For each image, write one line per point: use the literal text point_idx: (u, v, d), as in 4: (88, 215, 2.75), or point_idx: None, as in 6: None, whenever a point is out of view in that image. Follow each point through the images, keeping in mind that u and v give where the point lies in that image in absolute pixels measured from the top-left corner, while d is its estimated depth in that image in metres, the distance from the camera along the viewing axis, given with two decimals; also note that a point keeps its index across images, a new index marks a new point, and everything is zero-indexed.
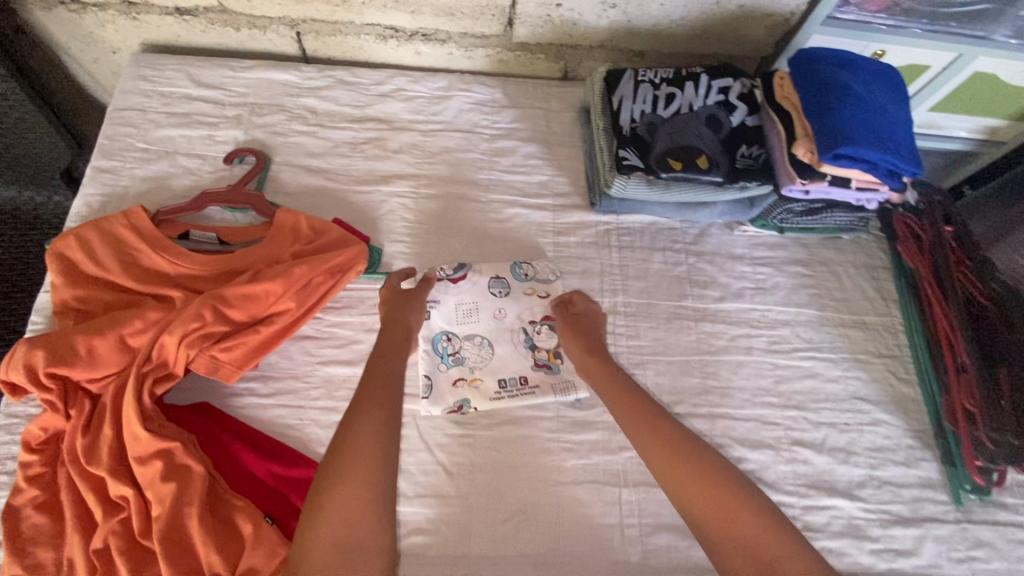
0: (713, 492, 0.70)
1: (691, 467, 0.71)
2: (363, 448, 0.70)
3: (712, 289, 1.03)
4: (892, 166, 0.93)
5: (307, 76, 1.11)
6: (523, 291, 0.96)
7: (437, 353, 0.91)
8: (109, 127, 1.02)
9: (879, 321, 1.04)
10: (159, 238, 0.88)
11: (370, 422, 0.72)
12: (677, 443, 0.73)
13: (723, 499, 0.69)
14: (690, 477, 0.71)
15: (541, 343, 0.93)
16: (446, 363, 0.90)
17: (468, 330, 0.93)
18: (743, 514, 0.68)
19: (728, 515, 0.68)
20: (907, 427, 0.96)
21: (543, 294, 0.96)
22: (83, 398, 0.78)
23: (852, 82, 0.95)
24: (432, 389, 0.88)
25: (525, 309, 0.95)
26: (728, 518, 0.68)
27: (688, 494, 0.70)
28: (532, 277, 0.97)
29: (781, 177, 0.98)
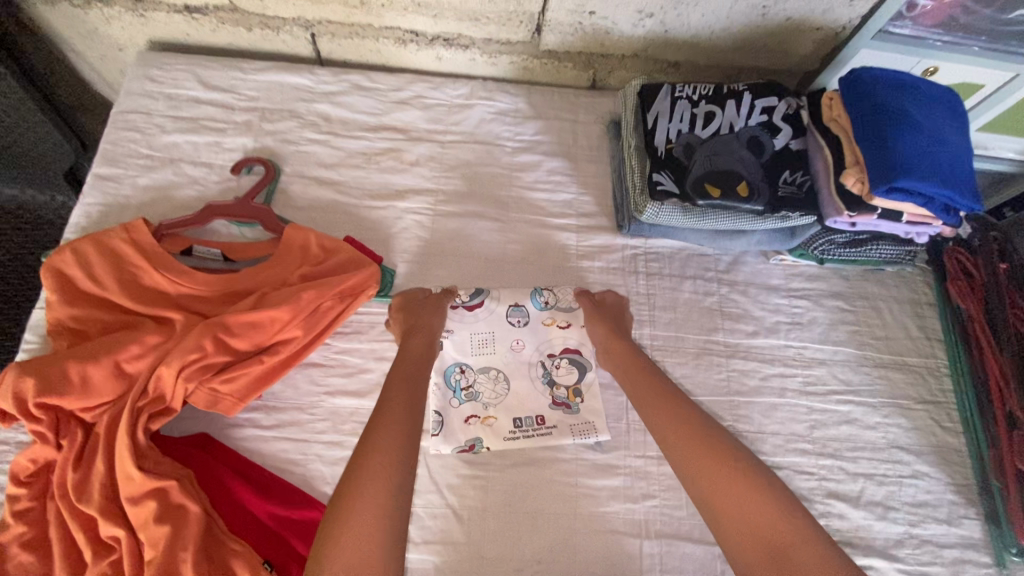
0: (732, 481, 0.65)
1: (710, 453, 0.68)
2: (387, 445, 0.64)
3: (745, 322, 0.96)
4: (949, 201, 0.85)
5: (321, 80, 1.05)
6: (542, 321, 0.90)
7: (449, 387, 0.85)
8: (112, 131, 0.97)
9: (923, 363, 0.97)
10: (160, 255, 0.83)
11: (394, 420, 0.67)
12: (698, 428, 0.71)
13: (744, 491, 0.65)
14: (708, 464, 0.67)
15: (559, 379, 0.87)
16: (458, 398, 0.85)
17: (483, 361, 0.87)
18: (762, 503, 0.64)
19: (747, 507, 0.64)
20: (950, 481, 0.89)
21: (565, 324, 0.90)
22: (76, 428, 0.73)
23: (908, 107, 0.87)
24: (443, 425, 0.83)
25: (543, 340, 0.89)
26: (744, 509, 0.64)
27: (706, 483, 0.66)
28: (552, 305, 0.90)
29: (825, 208, 0.91)
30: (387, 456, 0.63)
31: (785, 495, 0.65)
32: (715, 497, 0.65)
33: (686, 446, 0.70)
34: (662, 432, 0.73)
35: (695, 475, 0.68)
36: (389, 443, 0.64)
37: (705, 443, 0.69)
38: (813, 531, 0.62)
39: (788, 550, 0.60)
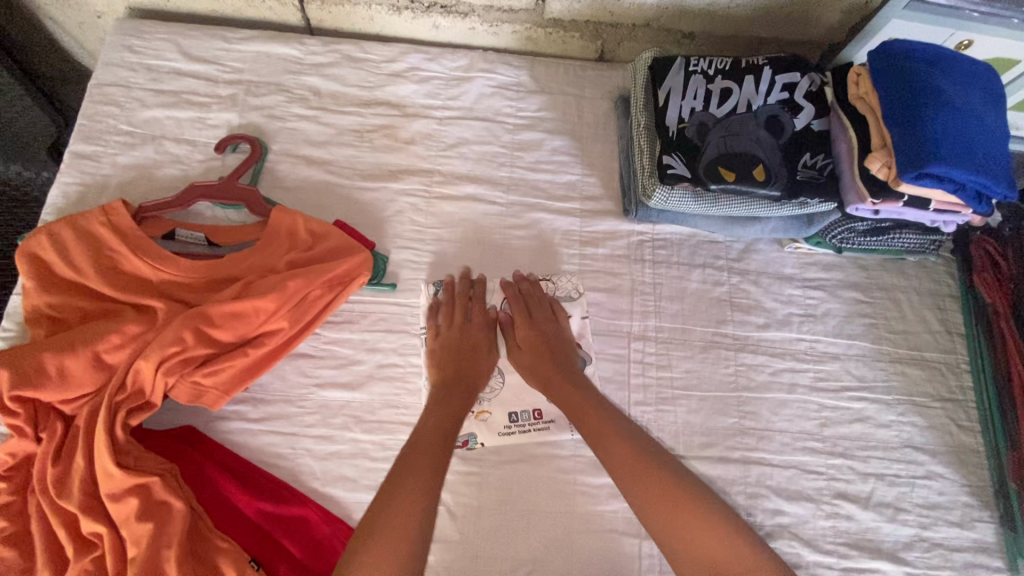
0: (682, 509, 0.67)
1: (665, 486, 0.69)
2: (415, 485, 0.66)
3: (756, 314, 0.92)
4: (981, 188, 0.80)
5: (311, 51, 0.98)
6: None
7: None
8: (89, 105, 0.91)
9: (942, 359, 0.92)
10: (139, 239, 0.79)
11: (420, 466, 0.68)
12: (647, 456, 0.71)
13: (695, 517, 0.66)
14: (662, 498, 0.68)
15: None
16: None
17: None
18: (715, 533, 0.65)
19: (698, 534, 0.66)
20: (964, 482, 0.86)
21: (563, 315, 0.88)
22: (55, 421, 0.71)
23: (942, 85, 0.80)
24: None
25: None
26: (692, 535, 0.66)
27: (655, 511, 0.68)
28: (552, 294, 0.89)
29: (848, 194, 0.85)
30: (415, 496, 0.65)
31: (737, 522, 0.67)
32: (665, 525, 0.67)
33: (641, 477, 0.70)
34: (608, 458, 0.72)
35: (649, 508, 0.68)
36: (416, 484, 0.66)
37: (651, 470, 0.70)
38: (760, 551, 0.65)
39: None
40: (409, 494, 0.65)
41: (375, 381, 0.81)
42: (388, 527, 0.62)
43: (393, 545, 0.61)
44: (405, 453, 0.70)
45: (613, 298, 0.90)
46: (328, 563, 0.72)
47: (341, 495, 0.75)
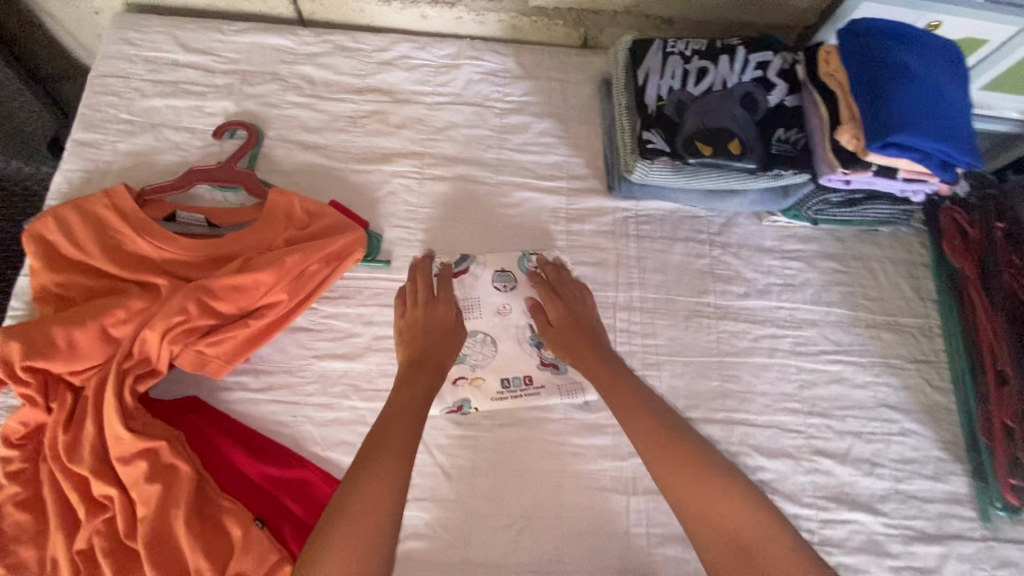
0: (712, 492, 0.65)
1: (694, 470, 0.67)
2: (384, 463, 0.65)
3: (736, 284, 0.96)
4: (947, 156, 0.83)
5: (304, 41, 1.02)
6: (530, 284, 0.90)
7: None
8: (90, 95, 0.94)
9: (915, 323, 0.97)
10: (142, 220, 0.82)
11: (390, 445, 0.67)
12: (678, 440, 0.70)
13: (726, 501, 0.65)
14: (691, 481, 0.67)
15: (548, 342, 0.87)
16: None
17: (469, 326, 0.87)
18: (736, 510, 0.64)
19: (727, 518, 0.64)
20: (938, 438, 0.90)
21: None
22: (65, 391, 0.74)
23: (905, 60, 0.85)
24: None
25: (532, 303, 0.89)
26: (718, 514, 0.64)
27: (677, 488, 0.67)
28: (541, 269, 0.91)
29: (820, 165, 0.89)
30: (381, 473, 0.64)
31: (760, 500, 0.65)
32: (692, 506, 0.65)
33: (670, 461, 0.68)
34: (634, 434, 0.72)
35: (679, 494, 0.66)
36: (385, 462, 0.65)
37: (678, 450, 0.69)
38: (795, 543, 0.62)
39: (760, 558, 0.61)
40: (377, 473, 0.64)
41: (372, 352, 0.84)
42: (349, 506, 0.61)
43: (359, 530, 0.60)
44: (375, 433, 0.69)
45: (599, 272, 0.94)
46: None
47: (341, 459, 0.78)
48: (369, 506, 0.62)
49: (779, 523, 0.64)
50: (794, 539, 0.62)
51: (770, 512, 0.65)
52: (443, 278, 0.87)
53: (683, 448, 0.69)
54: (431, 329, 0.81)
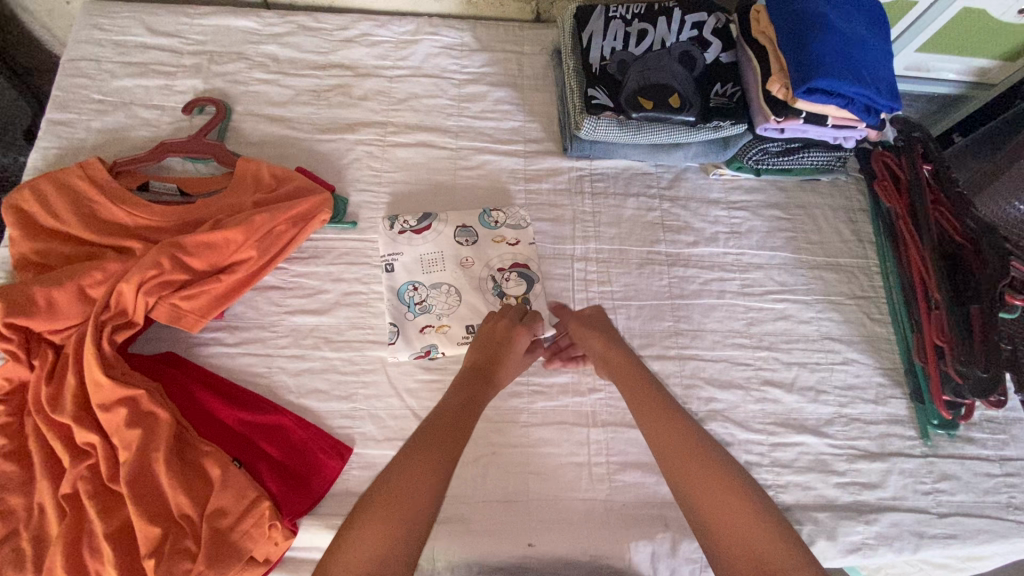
0: (731, 504, 0.66)
1: (715, 478, 0.68)
2: (430, 454, 0.67)
3: (686, 233, 1.02)
4: (869, 101, 0.90)
5: (268, 22, 1.07)
6: (490, 239, 0.95)
7: (404, 301, 0.90)
8: (62, 78, 0.99)
9: (854, 262, 1.03)
10: (115, 188, 0.86)
11: (441, 439, 0.69)
12: (705, 450, 0.71)
13: (746, 514, 0.65)
14: (717, 493, 0.66)
15: (509, 291, 0.93)
16: (413, 312, 0.89)
17: (434, 279, 0.92)
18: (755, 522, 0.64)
19: (746, 531, 0.64)
20: (878, 365, 0.96)
21: (513, 241, 0.96)
22: (47, 349, 0.78)
23: (827, 13, 0.92)
24: (400, 334, 0.88)
25: (492, 257, 0.94)
26: (744, 533, 0.63)
27: (701, 496, 0.67)
28: (502, 224, 0.96)
29: (755, 116, 0.96)
30: (426, 462, 0.66)
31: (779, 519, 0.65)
32: (713, 516, 0.66)
33: (694, 472, 0.69)
34: (660, 445, 0.72)
35: (701, 505, 0.67)
36: (431, 452, 0.67)
37: (713, 470, 0.68)
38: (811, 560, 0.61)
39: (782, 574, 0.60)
40: (421, 470, 0.65)
41: (341, 306, 0.89)
42: (391, 497, 0.63)
43: (392, 516, 0.62)
44: (426, 429, 0.70)
45: (558, 227, 0.99)
46: (304, 462, 0.79)
47: (314, 405, 0.83)
48: (410, 504, 0.63)
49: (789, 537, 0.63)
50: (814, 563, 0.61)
51: (788, 530, 0.64)
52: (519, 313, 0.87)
53: (707, 454, 0.70)
54: (496, 352, 0.81)
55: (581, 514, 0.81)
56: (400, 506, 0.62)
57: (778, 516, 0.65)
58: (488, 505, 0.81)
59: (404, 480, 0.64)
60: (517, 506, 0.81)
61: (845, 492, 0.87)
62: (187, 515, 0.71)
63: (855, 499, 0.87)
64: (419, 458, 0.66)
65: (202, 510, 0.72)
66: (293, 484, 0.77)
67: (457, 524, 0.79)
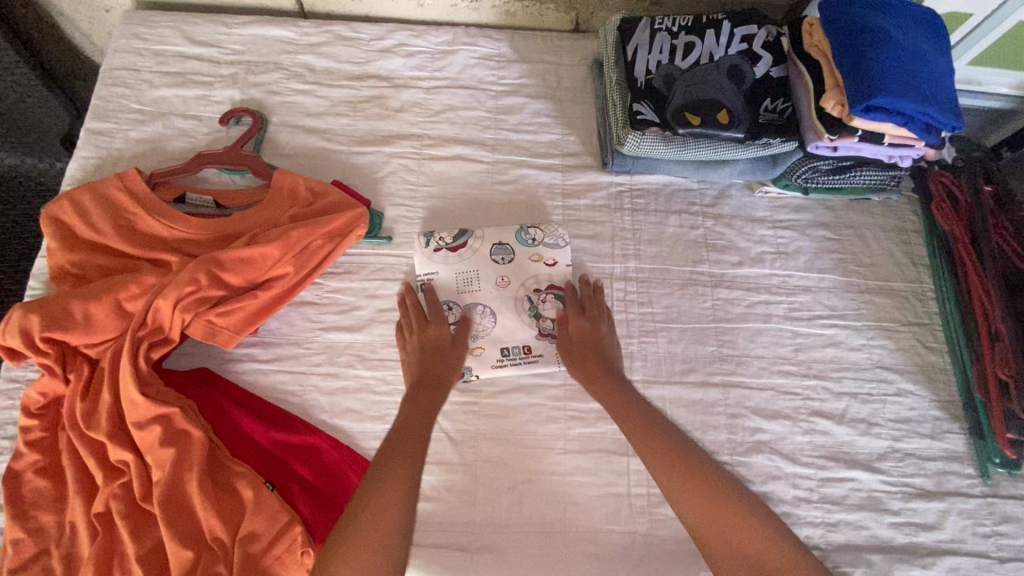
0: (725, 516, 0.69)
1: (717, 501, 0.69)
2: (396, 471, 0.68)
3: (731, 253, 0.98)
4: (931, 119, 0.85)
5: (305, 32, 1.06)
6: (528, 257, 0.92)
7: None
8: (102, 87, 0.99)
9: (907, 287, 0.98)
10: (154, 201, 0.85)
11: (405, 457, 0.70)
12: (674, 442, 0.74)
13: (731, 520, 0.68)
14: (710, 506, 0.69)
15: (546, 313, 0.90)
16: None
17: (468, 298, 0.89)
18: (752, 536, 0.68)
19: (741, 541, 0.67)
20: (934, 398, 0.91)
21: (550, 262, 0.92)
22: (82, 363, 0.77)
23: (886, 27, 0.88)
24: None
25: (530, 277, 0.91)
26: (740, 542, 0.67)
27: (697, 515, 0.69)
28: (538, 242, 0.93)
29: (807, 133, 0.92)
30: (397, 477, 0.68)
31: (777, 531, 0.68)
32: (707, 528, 0.68)
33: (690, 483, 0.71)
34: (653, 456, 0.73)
35: (690, 511, 0.69)
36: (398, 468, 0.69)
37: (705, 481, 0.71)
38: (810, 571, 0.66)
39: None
40: (394, 483, 0.67)
41: (375, 324, 0.87)
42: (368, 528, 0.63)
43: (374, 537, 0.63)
44: (388, 445, 0.72)
45: (596, 244, 0.96)
46: (336, 485, 0.77)
47: (348, 426, 0.81)
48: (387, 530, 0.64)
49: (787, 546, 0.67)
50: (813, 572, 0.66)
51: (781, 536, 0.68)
52: (431, 300, 0.87)
53: (701, 475, 0.71)
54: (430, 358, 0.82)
55: (619, 546, 0.78)
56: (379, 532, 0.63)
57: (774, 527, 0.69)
58: (523, 534, 0.78)
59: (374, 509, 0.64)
60: (555, 537, 0.78)
61: (900, 533, 0.82)
62: (219, 538, 0.70)
63: (911, 541, 0.82)
64: (387, 471, 0.68)
65: (234, 534, 0.70)
66: (326, 509, 0.76)
67: (492, 554, 0.76)
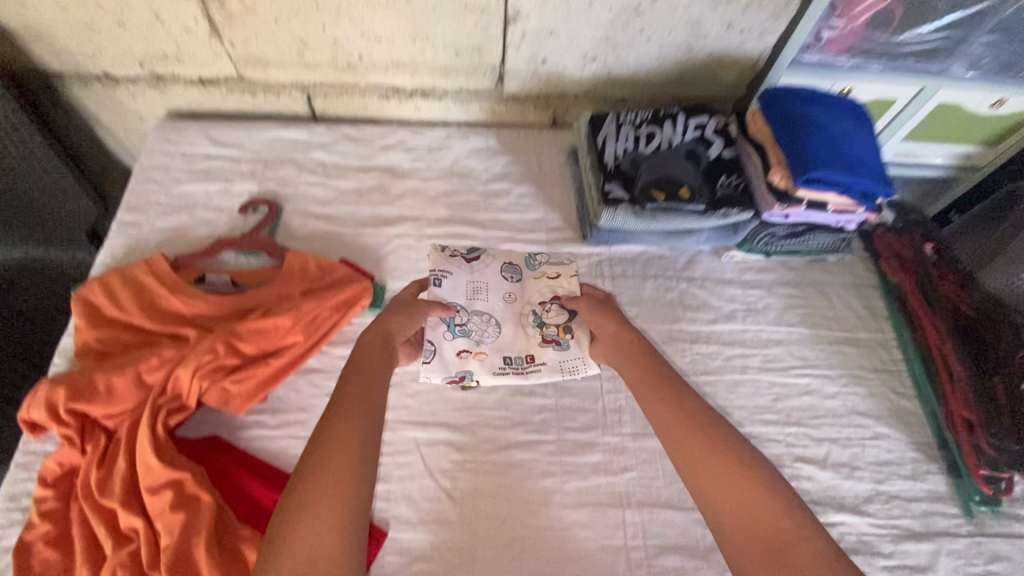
0: (728, 477, 0.66)
1: (726, 468, 0.67)
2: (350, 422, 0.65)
3: (705, 311, 1.06)
4: (866, 188, 0.98)
5: (317, 134, 1.21)
6: (533, 278, 1.01)
7: (444, 322, 0.93)
8: (135, 185, 1.11)
9: (871, 337, 1.06)
10: (177, 282, 0.94)
11: (359, 410, 0.67)
12: (680, 396, 0.75)
13: (729, 476, 0.66)
14: (714, 463, 0.67)
15: (549, 320, 0.96)
16: (453, 332, 0.92)
17: (477, 306, 0.96)
18: (754, 495, 0.64)
19: (741, 500, 0.64)
20: (910, 440, 0.96)
21: (554, 276, 1.01)
22: (99, 433, 0.81)
23: (816, 114, 1.03)
24: (437, 356, 0.90)
25: (535, 292, 1.00)
26: (736, 499, 0.65)
27: (700, 470, 0.68)
28: (543, 264, 1.03)
29: (761, 204, 1.04)
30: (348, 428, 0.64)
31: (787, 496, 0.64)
32: (707, 482, 0.67)
33: (694, 434, 0.70)
34: (655, 410, 0.75)
35: (688, 460, 0.69)
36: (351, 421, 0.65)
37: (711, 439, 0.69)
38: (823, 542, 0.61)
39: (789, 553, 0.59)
40: (347, 432, 0.64)
41: None
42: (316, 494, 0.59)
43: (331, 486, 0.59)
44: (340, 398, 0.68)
45: None
46: None
47: None
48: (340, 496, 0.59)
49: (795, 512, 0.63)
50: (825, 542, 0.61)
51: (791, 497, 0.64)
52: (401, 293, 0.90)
53: (718, 437, 0.70)
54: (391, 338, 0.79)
55: None
56: (327, 512, 0.58)
57: (786, 492, 0.65)
58: None
59: (321, 486, 0.59)
60: None
61: None
62: None
63: None
64: (340, 422, 0.65)
65: None
66: None
67: None
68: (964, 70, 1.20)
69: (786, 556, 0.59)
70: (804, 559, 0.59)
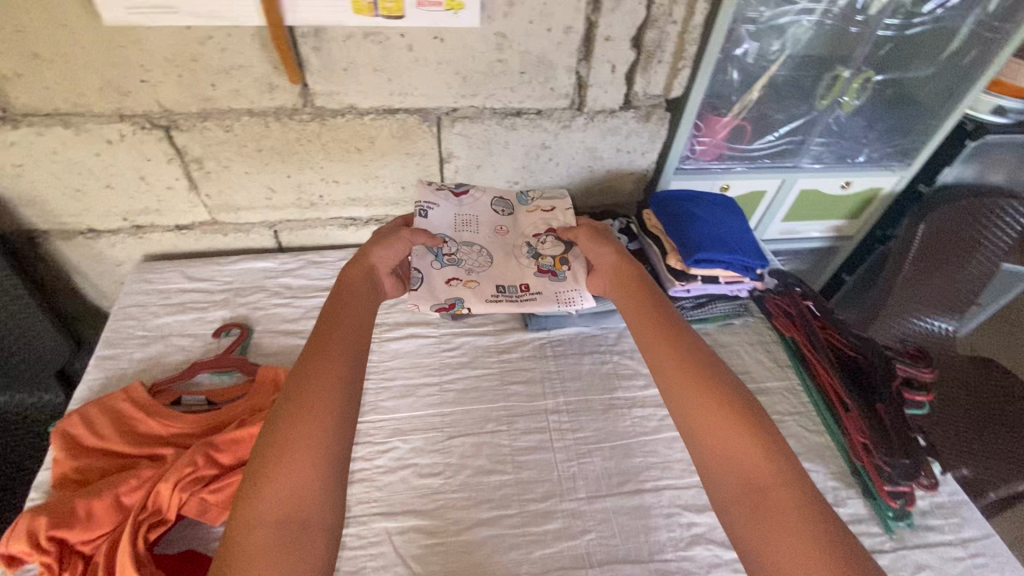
0: (713, 415, 0.84)
1: (717, 409, 0.85)
2: (331, 373, 0.84)
3: (638, 378, 1.22)
4: (745, 262, 1.21)
5: (283, 263, 1.37)
6: (526, 212, 1.31)
7: (433, 254, 1.18)
8: (113, 323, 1.22)
9: (780, 385, 1.24)
10: (154, 406, 1.02)
11: (338, 363, 0.86)
12: (680, 345, 0.95)
13: (716, 413, 0.85)
14: (701, 405, 0.86)
15: (544, 250, 1.24)
16: (441, 262, 1.18)
17: (467, 238, 1.23)
18: (735, 433, 0.82)
19: (718, 432, 0.83)
20: (828, 470, 1.09)
21: (548, 209, 1.31)
22: (76, 559, 0.84)
23: (695, 210, 1.28)
24: (426, 284, 1.13)
25: (530, 228, 1.29)
26: (717, 430, 0.83)
27: (687, 403, 0.88)
28: (536, 200, 1.33)
29: (666, 282, 1.27)
30: (327, 379, 0.83)
31: (771, 443, 0.81)
32: (692, 412, 0.86)
33: (690, 376, 0.90)
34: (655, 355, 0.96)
35: (676, 394, 0.89)
36: (333, 375, 0.84)
37: (706, 387, 0.88)
38: (802, 485, 0.76)
39: (765, 487, 0.76)
40: (329, 382, 0.83)
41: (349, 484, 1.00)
42: (299, 427, 0.77)
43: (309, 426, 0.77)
44: (326, 347, 0.88)
45: (530, 386, 1.18)
46: None
47: None
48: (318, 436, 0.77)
49: (777, 459, 0.79)
50: (805, 485, 0.76)
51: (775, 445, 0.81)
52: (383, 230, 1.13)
53: (712, 384, 0.88)
54: (374, 281, 1.03)
55: None
56: (308, 445, 0.76)
57: (769, 436, 0.82)
58: None
59: (303, 422, 0.77)
60: None
61: None
62: None
63: None
64: (323, 373, 0.83)
65: None
66: None
67: None
68: (810, 163, 1.52)
69: (760, 488, 0.76)
70: (782, 497, 0.75)
